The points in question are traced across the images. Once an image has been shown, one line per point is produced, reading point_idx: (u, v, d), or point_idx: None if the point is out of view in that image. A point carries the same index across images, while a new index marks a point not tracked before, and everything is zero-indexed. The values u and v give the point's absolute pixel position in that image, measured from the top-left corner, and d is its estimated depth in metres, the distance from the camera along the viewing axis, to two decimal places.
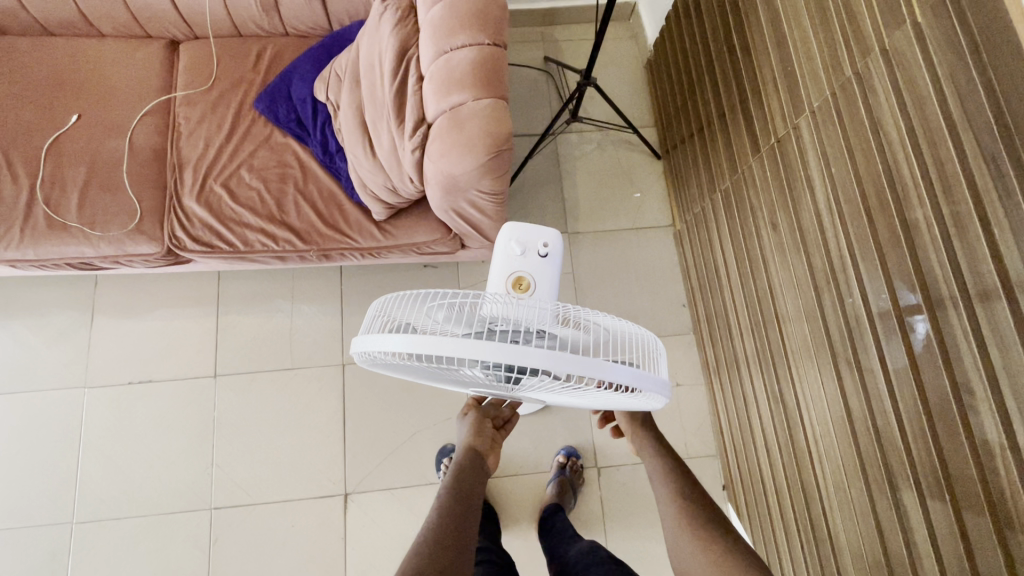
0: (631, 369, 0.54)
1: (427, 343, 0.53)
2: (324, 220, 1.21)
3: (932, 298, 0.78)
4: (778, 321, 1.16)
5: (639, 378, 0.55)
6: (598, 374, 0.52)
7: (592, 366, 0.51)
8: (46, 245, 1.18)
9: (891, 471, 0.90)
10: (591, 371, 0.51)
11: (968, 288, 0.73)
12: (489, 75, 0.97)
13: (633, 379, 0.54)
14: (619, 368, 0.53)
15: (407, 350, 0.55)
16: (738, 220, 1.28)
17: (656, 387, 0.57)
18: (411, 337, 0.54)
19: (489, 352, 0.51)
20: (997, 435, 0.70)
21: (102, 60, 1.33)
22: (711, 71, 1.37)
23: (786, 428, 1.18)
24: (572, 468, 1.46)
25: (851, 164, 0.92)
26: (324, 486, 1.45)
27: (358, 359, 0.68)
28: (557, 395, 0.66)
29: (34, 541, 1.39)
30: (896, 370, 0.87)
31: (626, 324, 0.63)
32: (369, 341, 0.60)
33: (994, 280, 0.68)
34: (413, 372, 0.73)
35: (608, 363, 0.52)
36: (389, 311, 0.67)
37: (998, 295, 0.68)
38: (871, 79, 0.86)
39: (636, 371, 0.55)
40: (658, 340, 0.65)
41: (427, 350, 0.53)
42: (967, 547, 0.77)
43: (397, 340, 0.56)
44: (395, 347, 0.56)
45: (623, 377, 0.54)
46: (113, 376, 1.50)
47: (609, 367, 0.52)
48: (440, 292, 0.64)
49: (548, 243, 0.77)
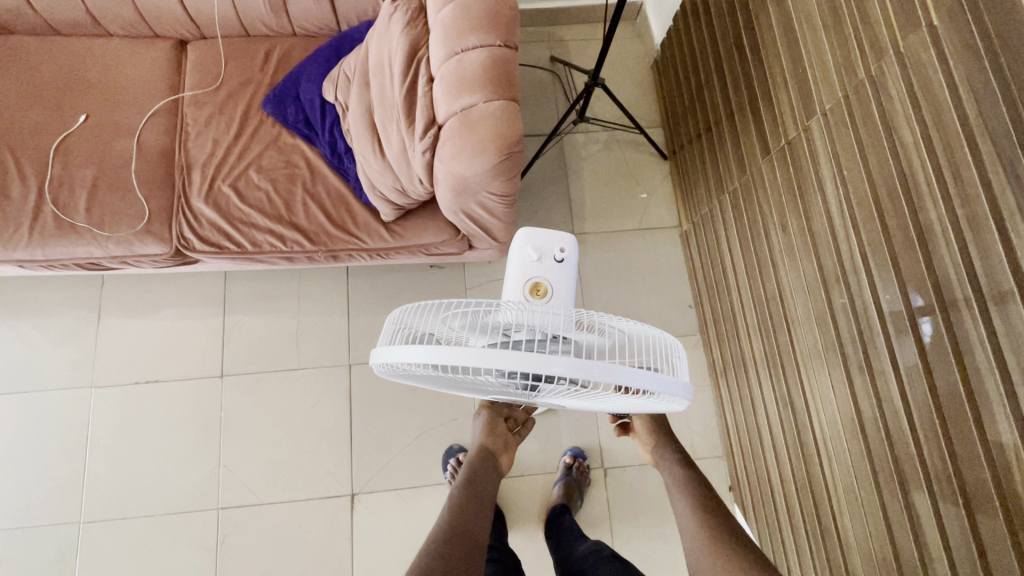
0: (652, 374, 0.54)
1: (448, 353, 0.53)
2: (333, 221, 1.21)
3: (945, 300, 0.78)
4: (787, 322, 1.16)
5: (660, 383, 0.55)
6: (620, 380, 0.52)
7: (615, 372, 0.51)
8: (55, 245, 1.18)
9: (903, 475, 0.90)
10: (614, 378, 0.51)
11: (981, 289, 0.73)
12: (501, 76, 0.96)
13: (655, 384, 0.54)
14: (640, 373, 0.53)
15: (426, 361, 0.55)
16: (747, 221, 1.28)
17: (678, 390, 0.57)
18: (432, 351, 0.54)
19: (510, 361, 0.51)
20: (1011, 435, 0.70)
21: (109, 59, 1.33)
22: (719, 71, 1.36)
23: (794, 429, 1.18)
24: (578, 469, 1.45)
25: (863, 166, 0.91)
26: (331, 485, 1.45)
27: (377, 371, 0.68)
28: (574, 399, 0.66)
29: (40, 540, 1.39)
30: (907, 370, 0.87)
31: (645, 327, 0.63)
32: (389, 354, 0.60)
33: (1009, 281, 0.68)
34: (431, 380, 0.73)
35: (630, 369, 0.52)
36: (407, 321, 0.67)
37: (1013, 295, 0.68)
38: (884, 81, 0.86)
39: (658, 376, 0.55)
40: (677, 341, 0.64)
41: (447, 360, 0.53)
42: (979, 548, 0.77)
43: (418, 352, 0.56)
44: (416, 359, 0.56)
45: (646, 383, 0.53)
46: (120, 376, 1.50)
47: (632, 373, 0.52)
48: (459, 301, 0.64)
49: (564, 248, 0.78)
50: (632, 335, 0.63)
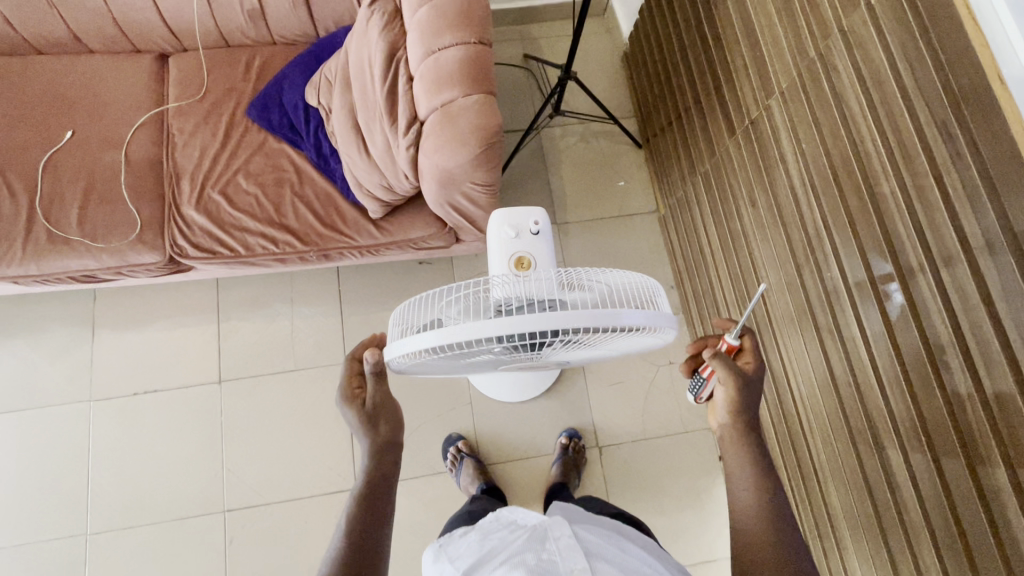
0: (640, 312, 0.59)
1: (455, 332, 0.58)
2: (322, 221, 1.25)
3: (903, 266, 0.84)
4: (761, 293, 1.23)
5: (649, 319, 0.60)
6: (611, 323, 0.57)
7: (607, 316, 0.56)
8: (48, 259, 1.20)
9: (875, 425, 0.96)
10: (606, 322, 0.56)
11: (933, 254, 0.79)
12: (477, 69, 1.02)
13: (644, 321, 0.59)
14: (630, 313, 0.58)
15: (435, 345, 0.59)
16: (719, 200, 1.35)
17: (666, 322, 0.62)
18: (439, 333, 0.59)
19: (512, 326, 0.56)
20: (967, 386, 0.76)
21: (92, 75, 1.35)
22: (685, 59, 1.43)
23: (775, 394, 1.25)
24: (574, 449, 1.50)
25: (819, 139, 0.98)
26: (335, 481, 1.48)
27: (391, 368, 0.73)
28: (575, 354, 0.71)
29: (47, 555, 1.40)
30: (874, 335, 0.93)
31: (625, 275, 0.67)
32: (399, 346, 0.64)
33: (956, 245, 0.75)
34: (442, 368, 0.77)
35: (619, 311, 0.57)
36: (408, 317, 0.72)
37: (960, 259, 0.74)
38: (832, 59, 0.93)
39: (646, 313, 0.60)
40: (655, 282, 0.69)
41: (455, 337, 0.58)
42: (947, 493, 0.83)
43: (425, 337, 0.60)
44: (425, 344, 0.60)
45: (636, 321, 0.58)
46: (118, 388, 1.52)
47: (622, 315, 0.57)
48: (452, 287, 0.69)
49: (538, 221, 0.82)
50: (615, 285, 0.67)
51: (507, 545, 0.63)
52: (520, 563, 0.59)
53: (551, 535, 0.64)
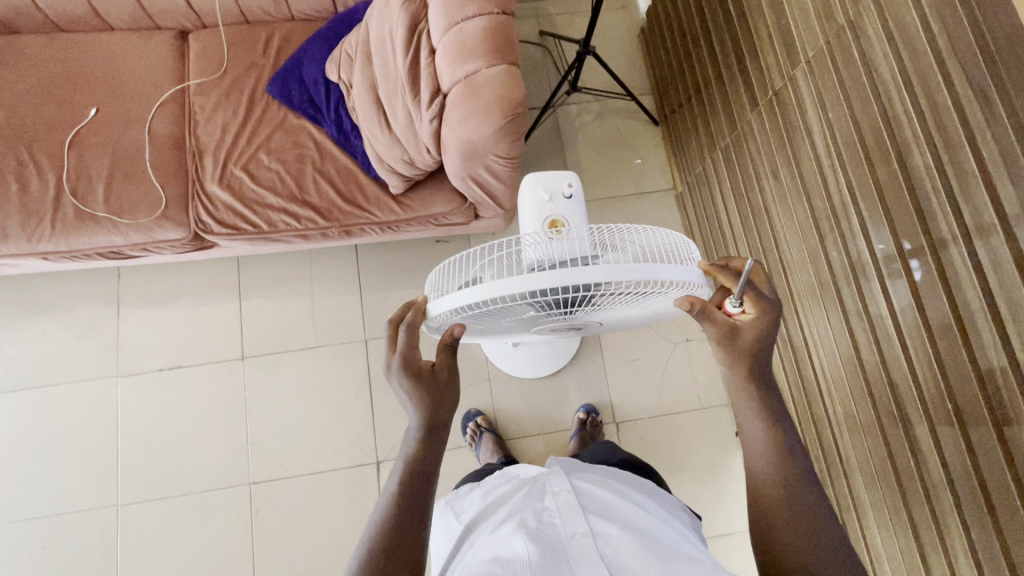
0: (676, 268, 0.60)
1: (493, 288, 0.59)
2: (343, 196, 1.26)
3: (934, 238, 0.83)
4: (782, 267, 1.22)
5: (684, 274, 0.61)
6: (648, 277, 0.57)
7: (644, 269, 0.57)
8: (76, 235, 1.22)
9: (898, 395, 0.96)
10: (643, 275, 0.57)
11: (966, 224, 0.78)
12: (501, 40, 1.01)
13: (679, 276, 0.60)
14: (666, 268, 0.59)
15: (473, 302, 0.60)
16: (739, 174, 1.34)
17: (700, 278, 0.63)
18: (477, 290, 0.60)
19: (551, 279, 0.56)
20: (999, 356, 0.76)
21: (114, 52, 1.36)
22: (706, 33, 1.41)
23: (796, 367, 1.25)
24: (592, 423, 1.51)
25: (847, 108, 0.97)
26: (356, 455, 1.51)
27: (427, 330, 0.74)
28: (607, 312, 0.72)
29: (80, 525, 1.44)
30: (900, 308, 0.92)
31: (657, 234, 0.68)
32: (437, 305, 0.65)
33: (991, 215, 0.74)
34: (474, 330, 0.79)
35: (655, 266, 0.58)
36: (443, 280, 0.73)
37: (995, 228, 0.73)
38: (863, 25, 0.91)
39: (681, 268, 0.60)
40: (688, 241, 0.70)
41: (493, 293, 0.59)
42: (974, 464, 0.82)
43: (463, 295, 0.61)
44: (463, 302, 0.61)
45: (671, 276, 0.59)
46: (144, 364, 1.55)
47: (659, 269, 0.58)
48: (486, 248, 0.70)
49: (571, 184, 0.82)
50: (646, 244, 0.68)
51: (507, 506, 0.66)
52: (518, 526, 0.60)
53: (551, 493, 0.67)
